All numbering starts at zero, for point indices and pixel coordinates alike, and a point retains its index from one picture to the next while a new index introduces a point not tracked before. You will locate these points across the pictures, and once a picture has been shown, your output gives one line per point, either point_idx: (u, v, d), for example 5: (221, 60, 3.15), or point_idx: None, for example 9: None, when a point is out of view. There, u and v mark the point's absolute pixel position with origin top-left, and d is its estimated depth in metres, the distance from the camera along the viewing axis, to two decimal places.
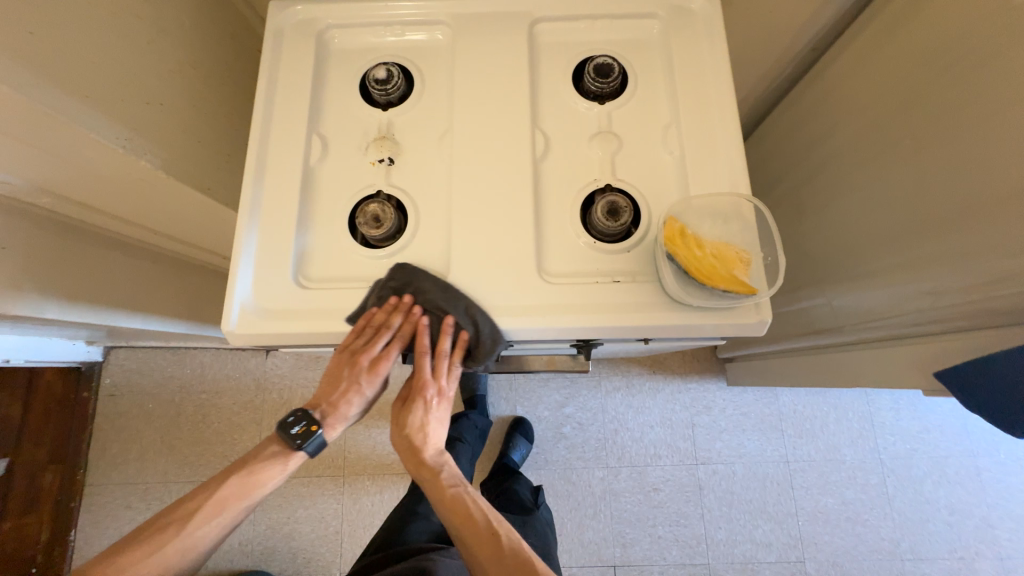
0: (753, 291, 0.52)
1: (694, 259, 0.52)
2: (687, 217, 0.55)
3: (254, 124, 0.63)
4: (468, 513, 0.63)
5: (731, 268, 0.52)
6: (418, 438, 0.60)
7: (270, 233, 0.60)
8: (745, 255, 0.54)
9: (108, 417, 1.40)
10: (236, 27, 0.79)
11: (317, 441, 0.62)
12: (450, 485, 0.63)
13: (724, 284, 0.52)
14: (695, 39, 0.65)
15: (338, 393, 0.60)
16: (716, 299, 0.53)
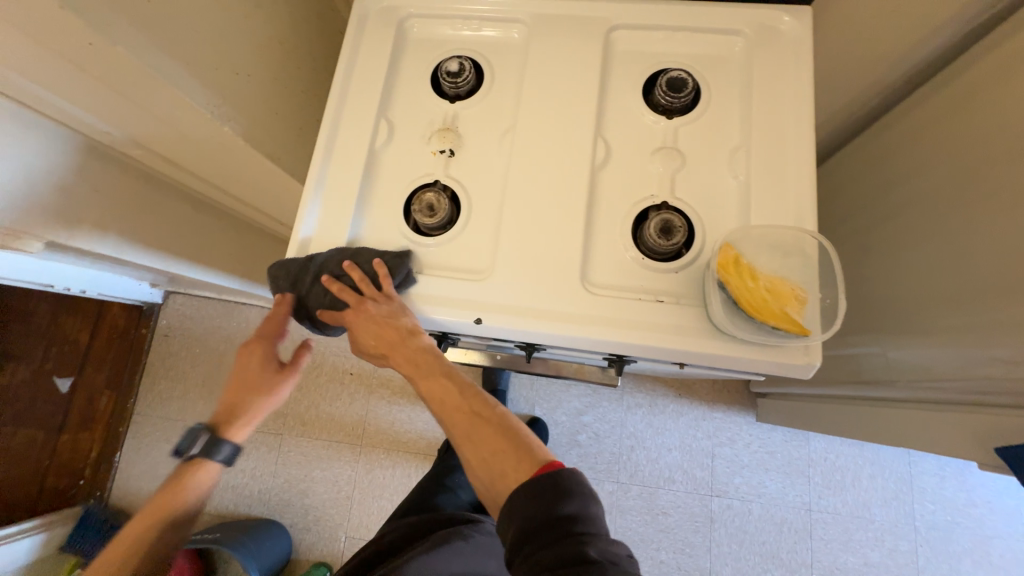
0: (804, 332, 0.50)
1: (745, 290, 0.51)
2: (744, 246, 0.54)
3: (329, 103, 0.66)
4: (444, 386, 0.56)
5: (784, 305, 0.50)
6: (377, 337, 0.57)
7: (329, 209, 0.62)
8: (802, 293, 0.51)
9: (161, 354, 1.50)
10: (322, 8, 0.83)
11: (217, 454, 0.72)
12: (422, 371, 0.57)
13: (774, 320, 0.50)
14: (780, 61, 0.62)
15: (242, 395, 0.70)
16: (763, 335, 0.51)
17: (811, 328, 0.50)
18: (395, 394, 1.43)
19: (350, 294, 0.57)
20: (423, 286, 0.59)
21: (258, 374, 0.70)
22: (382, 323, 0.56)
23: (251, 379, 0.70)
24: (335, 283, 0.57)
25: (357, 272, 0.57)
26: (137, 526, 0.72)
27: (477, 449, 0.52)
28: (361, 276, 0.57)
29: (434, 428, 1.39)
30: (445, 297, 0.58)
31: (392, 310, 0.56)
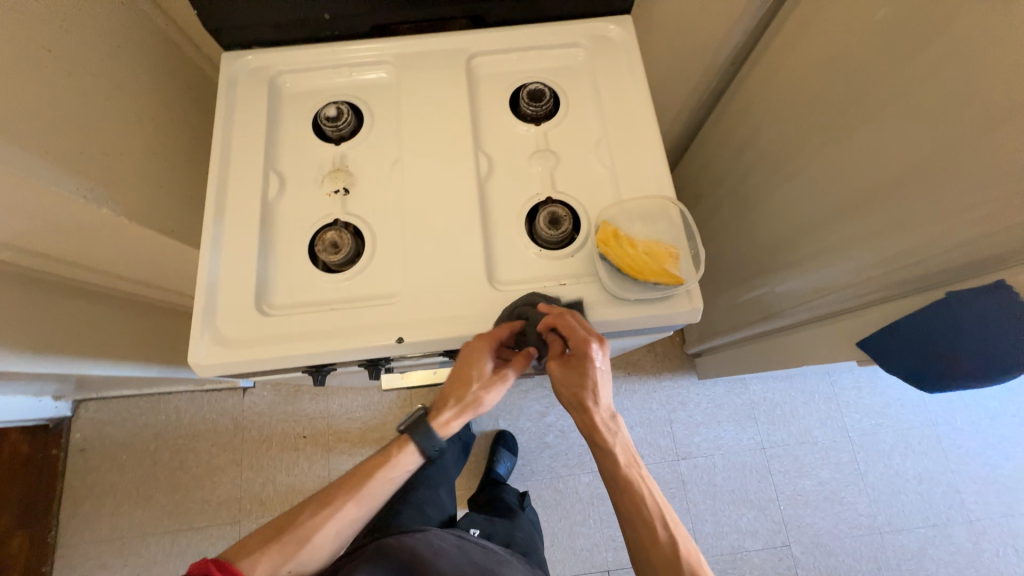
0: (680, 281, 0.57)
1: (627, 257, 0.57)
2: (619, 220, 0.61)
3: (212, 167, 0.66)
4: (638, 503, 0.60)
5: (661, 263, 0.58)
6: (583, 405, 0.58)
7: (231, 267, 0.63)
8: (674, 249, 0.59)
9: (79, 472, 1.35)
10: (191, 78, 0.84)
11: (430, 441, 0.65)
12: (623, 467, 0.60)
13: (655, 277, 0.57)
14: (616, 63, 0.72)
15: (469, 397, 0.62)
16: (651, 293, 0.58)
17: (688, 277, 0.58)
18: (355, 445, 1.38)
19: (563, 326, 0.55)
20: (342, 319, 0.61)
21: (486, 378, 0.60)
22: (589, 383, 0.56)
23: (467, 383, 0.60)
24: (554, 319, 0.55)
25: (556, 309, 0.57)
26: (321, 505, 0.66)
27: None
28: (560, 314, 0.56)
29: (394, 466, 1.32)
30: (364, 325, 0.60)
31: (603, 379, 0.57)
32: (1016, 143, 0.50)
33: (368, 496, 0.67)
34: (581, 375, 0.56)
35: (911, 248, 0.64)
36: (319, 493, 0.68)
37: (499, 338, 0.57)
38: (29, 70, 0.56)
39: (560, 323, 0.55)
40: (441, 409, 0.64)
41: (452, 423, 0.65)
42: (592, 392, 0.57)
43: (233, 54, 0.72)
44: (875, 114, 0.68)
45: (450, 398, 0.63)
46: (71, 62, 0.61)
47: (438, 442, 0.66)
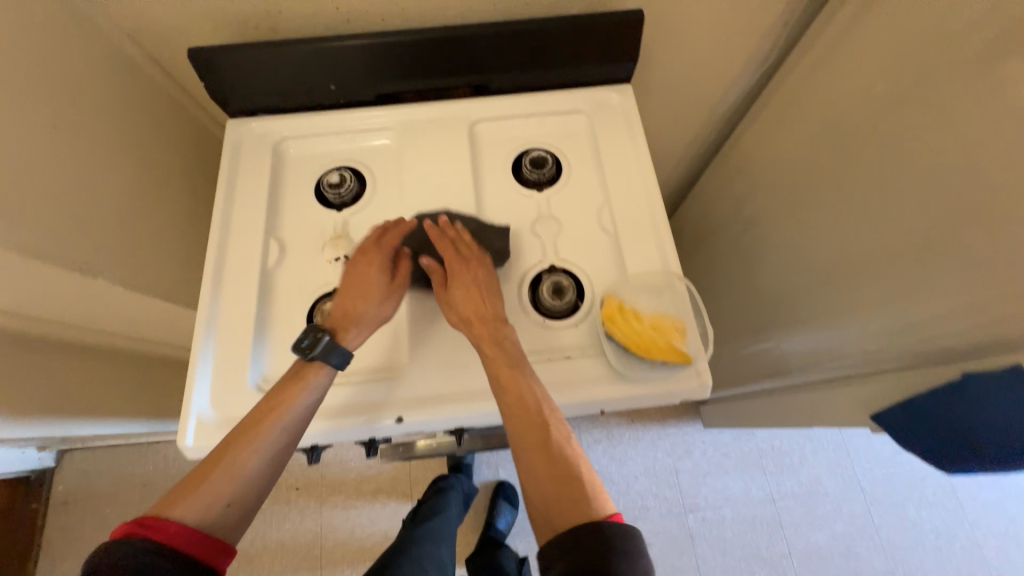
0: (686, 359, 0.56)
1: (632, 333, 0.57)
2: (624, 293, 0.60)
3: (212, 235, 0.66)
4: (525, 394, 0.54)
5: (668, 338, 0.57)
6: (472, 303, 0.59)
7: (228, 338, 0.61)
8: (680, 324, 0.58)
9: (60, 527, 1.29)
10: (196, 138, 0.84)
11: (334, 356, 0.56)
12: (506, 365, 0.55)
13: (661, 355, 0.56)
14: (617, 129, 0.73)
15: (365, 287, 0.60)
16: (658, 369, 0.57)
17: (695, 354, 0.57)
18: (350, 497, 1.33)
19: (454, 231, 0.63)
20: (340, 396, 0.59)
21: (382, 275, 0.61)
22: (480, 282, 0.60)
23: (366, 274, 0.60)
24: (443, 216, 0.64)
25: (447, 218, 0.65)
26: (249, 428, 0.53)
27: (551, 468, 0.51)
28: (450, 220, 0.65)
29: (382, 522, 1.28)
30: (364, 402, 0.58)
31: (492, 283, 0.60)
32: (1017, 227, 0.50)
33: (286, 419, 0.54)
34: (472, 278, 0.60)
35: (922, 319, 0.63)
36: (208, 457, 0.52)
37: (390, 247, 0.62)
38: (34, 147, 0.56)
39: (442, 238, 0.62)
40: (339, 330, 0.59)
41: (350, 335, 0.59)
42: (474, 276, 0.60)
43: (238, 121, 0.73)
44: (873, 182, 0.69)
45: (344, 312, 0.59)
46: (76, 136, 0.62)
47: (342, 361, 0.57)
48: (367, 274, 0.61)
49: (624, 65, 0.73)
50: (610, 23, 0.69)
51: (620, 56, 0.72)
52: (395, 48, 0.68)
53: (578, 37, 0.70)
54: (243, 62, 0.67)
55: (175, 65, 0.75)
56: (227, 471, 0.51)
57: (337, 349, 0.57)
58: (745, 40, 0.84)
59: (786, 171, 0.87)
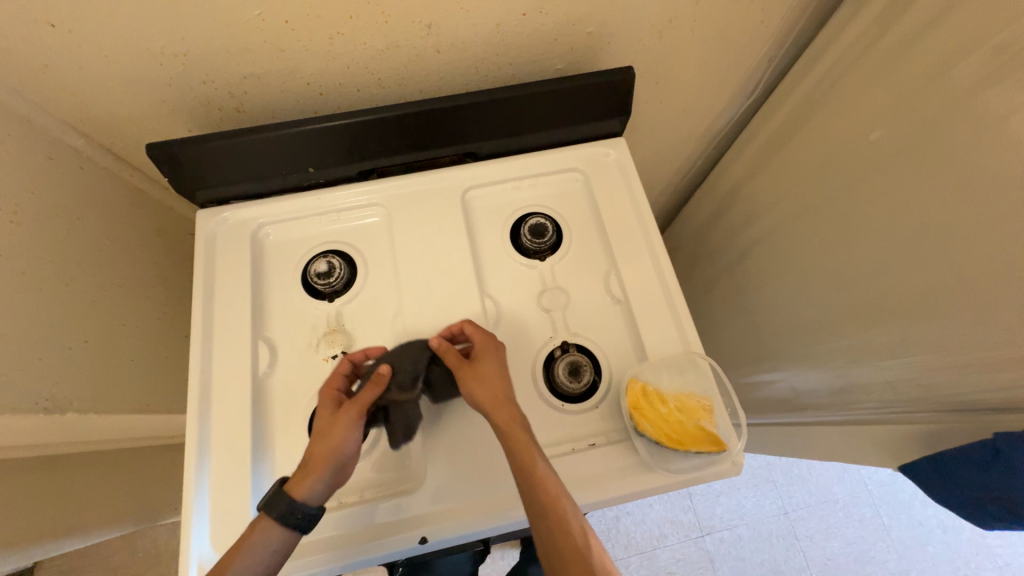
0: (719, 443, 0.54)
1: (662, 421, 0.55)
2: (645, 375, 0.58)
3: (193, 347, 0.60)
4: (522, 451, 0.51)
5: (697, 420, 0.55)
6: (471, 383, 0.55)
7: (221, 466, 0.55)
8: (707, 402, 0.56)
9: None
10: (163, 223, 0.78)
11: (281, 511, 0.49)
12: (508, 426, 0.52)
13: (694, 444, 0.54)
14: (615, 186, 0.70)
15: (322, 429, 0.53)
16: (692, 456, 0.55)
17: (727, 435, 0.55)
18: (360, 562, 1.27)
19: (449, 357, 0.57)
20: (353, 518, 0.55)
21: (355, 419, 0.53)
22: (483, 364, 0.56)
23: (336, 415, 0.53)
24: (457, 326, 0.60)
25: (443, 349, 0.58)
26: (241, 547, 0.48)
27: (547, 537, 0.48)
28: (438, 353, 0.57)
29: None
30: (381, 524, 0.55)
31: (495, 363, 0.56)
32: None
33: None
34: (478, 362, 0.56)
35: (947, 365, 0.62)
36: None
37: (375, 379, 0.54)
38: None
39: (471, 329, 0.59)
40: (298, 481, 0.51)
41: (310, 489, 0.50)
42: (480, 364, 0.56)
43: (208, 211, 0.67)
44: (881, 223, 0.68)
45: (309, 459, 0.52)
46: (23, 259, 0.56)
47: (310, 520, 0.50)
48: (330, 423, 0.53)
49: (613, 120, 0.71)
50: (593, 83, 0.67)
51: (607, 112, 0.70)
52: (374, 125, 0.65)
53: (562, 98, 0.68)
54: (212, 153, 0.63)
55: (132, 154, 0.68)
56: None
57: (299, 507, 0.49)
58: (731, 76, 0.83)
59: (781, 203, 0.86)
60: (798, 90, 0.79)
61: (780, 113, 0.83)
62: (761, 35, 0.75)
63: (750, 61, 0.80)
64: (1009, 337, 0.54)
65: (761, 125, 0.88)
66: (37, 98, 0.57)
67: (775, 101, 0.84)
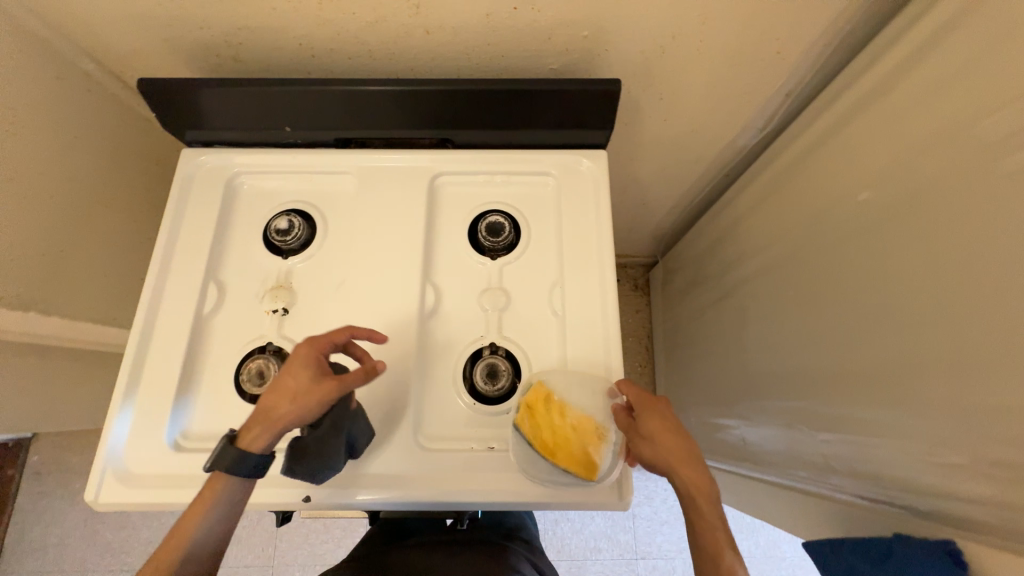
0: (587, 472, 0.55)
1: (551, 428, 0.56)
2: (558, 383, 0.58)
3: (149, 275, 0.64)
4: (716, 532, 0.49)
5: (585, 445, 0.55)
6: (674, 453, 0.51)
7: (149, 391, 0.60)
8: (604, 431, 0.56)
9: (32, 496, 1.35)
10: (164, 153, 0.84)
11: (232, 463, 0.51)
12: (699, 505, 0.50)
13: (564, 461, 0.55)
14: (585, 198, 0.69)
15: (289, 406, 0.51)
16: (560, 472, 0.55)
17: (608, 472, 0.55)
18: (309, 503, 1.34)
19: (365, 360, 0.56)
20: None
21: (328, 399, 0.51)
22: (662, 436, 0.52)
23: (301, 397, 0.51)
24: (616, 383, 0.57)
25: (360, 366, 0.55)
26: (202, 505, 0.51)
27: None
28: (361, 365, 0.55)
29: (309, 551, 1.23)
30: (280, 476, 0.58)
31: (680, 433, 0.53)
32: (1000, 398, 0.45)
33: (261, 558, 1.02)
34: (663, 430, 0.53)
35: (880, 454, 0.59)
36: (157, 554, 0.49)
37: (348, 382, 0.51)
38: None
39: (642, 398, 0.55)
40: (249, 434, 0.52)
41: (262, 443, 0.52)
42: (668, 437, 0.52)
43: (192, 152, 0.70)
44: (853, 290, 0.64)
45: (268, 415, 0.51)
46: (15, 167, 0.62)
47: (264, 465, 0.53)
48: (305, 392, 0.51)
49: (598, 132, 0.68)
50: (581, 91, 0.65)
51: (593, 123, 0.67)
52: (355, 96, 0.66)
53: (548, 101, 0.66)
54: (200, 97, 0.66)
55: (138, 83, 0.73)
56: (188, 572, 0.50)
57: (251, 461, 0.51)
58: (744, 105, 0.78)
59: (770, 247, 0.82)
60: (808, 133, 0.73)
61: (788, 153, 0.78)
62: (779, 66, 0.70)
63: (765, 92, 0.75)
64: (942, 441, 0.51)
65: (770, 161, 0.83)
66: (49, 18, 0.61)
67: (787, 140, 0.79)
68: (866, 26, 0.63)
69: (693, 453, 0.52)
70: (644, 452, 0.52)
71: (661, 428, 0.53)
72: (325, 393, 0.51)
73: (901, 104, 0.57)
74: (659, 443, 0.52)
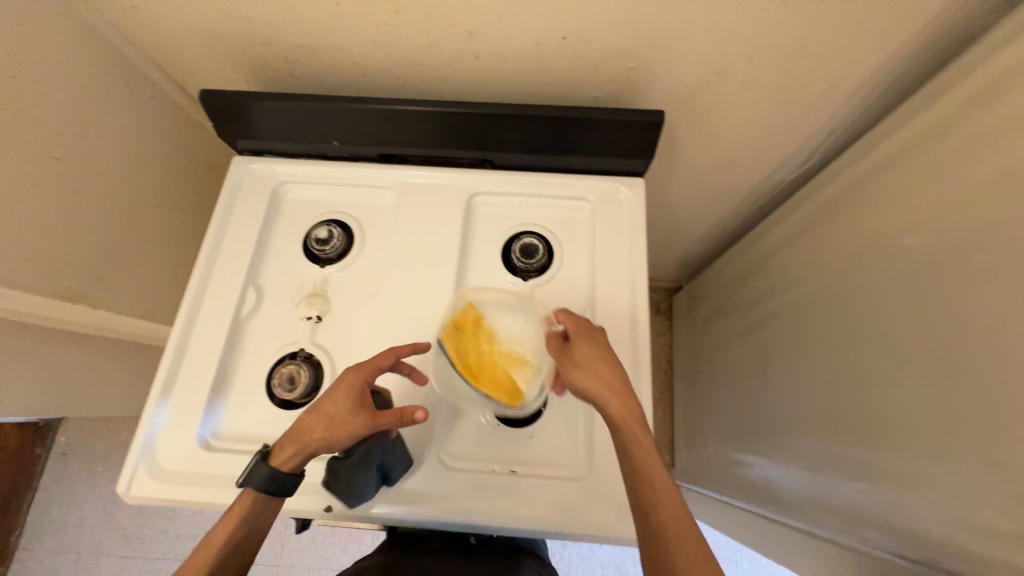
0: (507, 396, 0.58)
1: (474, 354, 0.59)
2: (488, 312, 0.62)
3: (193, 275, 0.67)
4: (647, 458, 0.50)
5: (508, 371, 0.59)
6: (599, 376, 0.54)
7: (183, 388, 0.62)
8: (529, 359, 0.59)
9: (56, 476, 1.39)
10: (214, 158, 0.87)
11: (260, 480, 0.52)
12: (626, 428, 0.51)
13: (486, 385, 0.59)
14: (619, 226, 0.69)
15: (322, 433, 0.52)
16: (482, 394, 0.59)
17: (528, 394, 0.59)
18: None
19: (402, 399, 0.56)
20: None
21: (359, 435, 0.52)
22: (590, 362, 0.55)
23: (334, 427, 0.52)
24: (552, 312, 0.60)
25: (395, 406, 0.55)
26: (233, 516, 0.52)
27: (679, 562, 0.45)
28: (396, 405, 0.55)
29: (315, 555, 1.24)
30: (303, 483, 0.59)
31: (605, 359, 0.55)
32: None
33: None
34: (589, 356, 0.55)
35: (916, 511, 0.56)
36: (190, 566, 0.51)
37: (380, 422, 0.52)
38: (23, 177, 0.59)
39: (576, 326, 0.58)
40: (282, 452, 0.53)
41: (290, 462, 0.53)
42: (596, 364, 0.54)
43: (242, 159, 0.73)
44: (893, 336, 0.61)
45: (301, 437, 0.53)
46: (80, 166, 0.65)
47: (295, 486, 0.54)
48: (340, 423, 0.52)
49: (637, 160, 0.69)
50: (623, 119, 0.66)
51: (632, 151, 0.68)
52: (401, 115, 0.68)
53: (589, 128, 0.67)
54: (254, 109, 0.68)
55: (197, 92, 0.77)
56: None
57: (279, 480, 0.53)
58: (785, 140, 0.77)
59: (805, 284, 0.80)
60: (851, 171, 0.72)
61: (828, 190, 0.77)
62: (824, 104, 0.69)
63: (808, 129, 0.74)
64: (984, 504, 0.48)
65: (808, 197, 0.82)
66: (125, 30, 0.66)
67: (827, 177, 0.78)
68: (917, 69, 0.62)
69: (621, 377, 0.54)
70: (574, 377, 0.54)
71: (587, 354, 0.55)
72: (356, 429, 0.52)
73: (952, 149, 0.56)
74: (585, 369, 0.54)
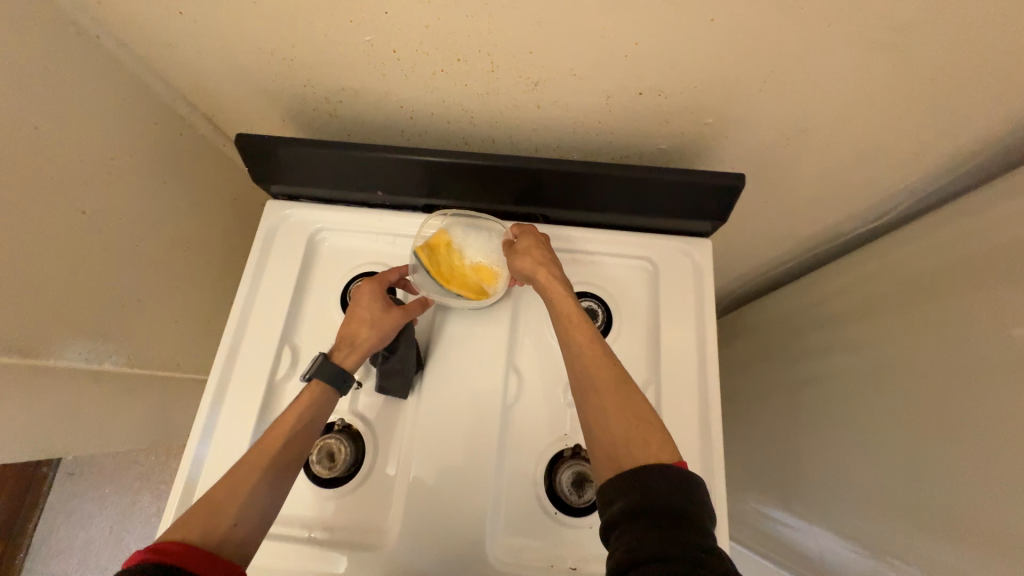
0: (476, 298, 0.62)
1: (450, 266, 0.61)
2: (454, 227, 0.63)
3: (225, 336, 0.62)
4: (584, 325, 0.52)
5: (480, 281, 0.62)
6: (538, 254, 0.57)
7: (216, 462, 0.58)
8: (499, 269, 0.62)
9: (62, 497, 1.34)
10: (240, 193, 0.82)
11: (330, 376, 0.53)
12: (558, 297, 0.54)
13: (458, 289, 0.62)
14: (684, 293, 0.64)
15: (371, 327, 0.56)
16: (452, 296, 0.62)
17: (496, 296, 0.63)
18: None
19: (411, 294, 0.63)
20: (301, 557, 0.55)
21: (404, 323, 0.58)
22: (531, 247, 0.58)
23: (378, 322, 0.56)
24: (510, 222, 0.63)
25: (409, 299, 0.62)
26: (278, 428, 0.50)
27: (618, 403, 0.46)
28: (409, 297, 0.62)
29: None
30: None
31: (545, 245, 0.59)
32: None
33: None
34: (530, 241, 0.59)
35: None
36: (240, 474, 0.46)
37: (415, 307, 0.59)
38: (47, 234, 0.54)
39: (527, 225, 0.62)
40: (342, 354, 0.55)
41: (350, 364, 0.55)
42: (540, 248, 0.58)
43: (276, 204, 0.68)
44: None
45: (351, 340, 0.56)
46: (106, 218, 0.60)
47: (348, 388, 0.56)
48: (384, 317, 0.56)
49: (706, 222, 0.64)
50: (697, 182, 0.60)
51: (703, 213, 0.63)
52: (452, 168, 0.62)
53: (659, 187, 0.61)
54: (294, 154, 0.63)
55: (227, 126, 0.71)
56: (253, 507, 0.45)
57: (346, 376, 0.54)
58: (858, 199, 0.71)
59: None
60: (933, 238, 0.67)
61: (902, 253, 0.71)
62: (913, 167, 0.63)
63: (887, 189, 0.68)
64: None
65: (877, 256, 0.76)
66: (156, 67, 0.60)
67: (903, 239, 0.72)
68: None
69: (555, 261, 0.57)
70: (513, 260, 0.58)
71: (531, 245, 0.58)
72: (401, 316, 0.58)
73: None
74: (523, 253, 0.58)
